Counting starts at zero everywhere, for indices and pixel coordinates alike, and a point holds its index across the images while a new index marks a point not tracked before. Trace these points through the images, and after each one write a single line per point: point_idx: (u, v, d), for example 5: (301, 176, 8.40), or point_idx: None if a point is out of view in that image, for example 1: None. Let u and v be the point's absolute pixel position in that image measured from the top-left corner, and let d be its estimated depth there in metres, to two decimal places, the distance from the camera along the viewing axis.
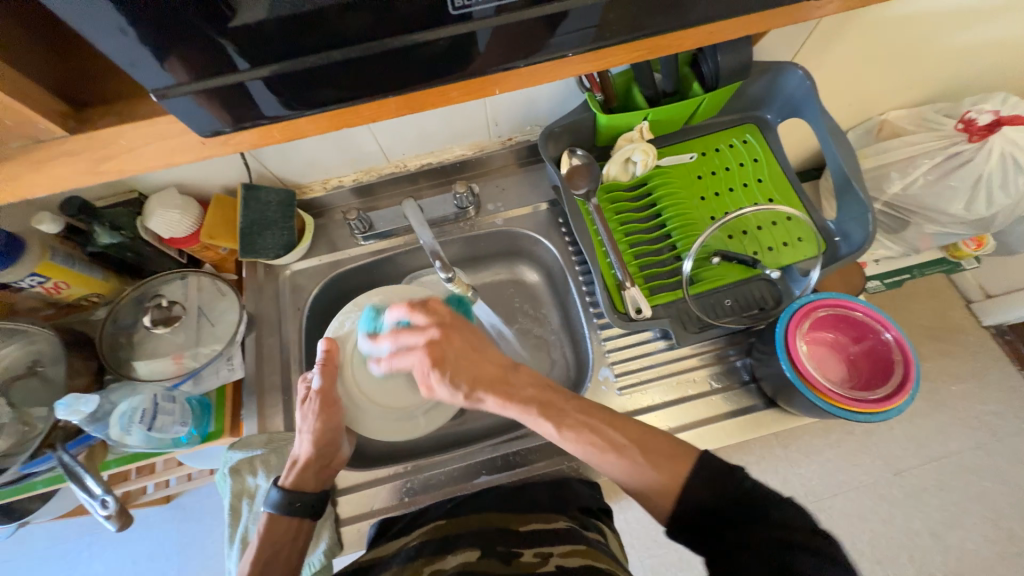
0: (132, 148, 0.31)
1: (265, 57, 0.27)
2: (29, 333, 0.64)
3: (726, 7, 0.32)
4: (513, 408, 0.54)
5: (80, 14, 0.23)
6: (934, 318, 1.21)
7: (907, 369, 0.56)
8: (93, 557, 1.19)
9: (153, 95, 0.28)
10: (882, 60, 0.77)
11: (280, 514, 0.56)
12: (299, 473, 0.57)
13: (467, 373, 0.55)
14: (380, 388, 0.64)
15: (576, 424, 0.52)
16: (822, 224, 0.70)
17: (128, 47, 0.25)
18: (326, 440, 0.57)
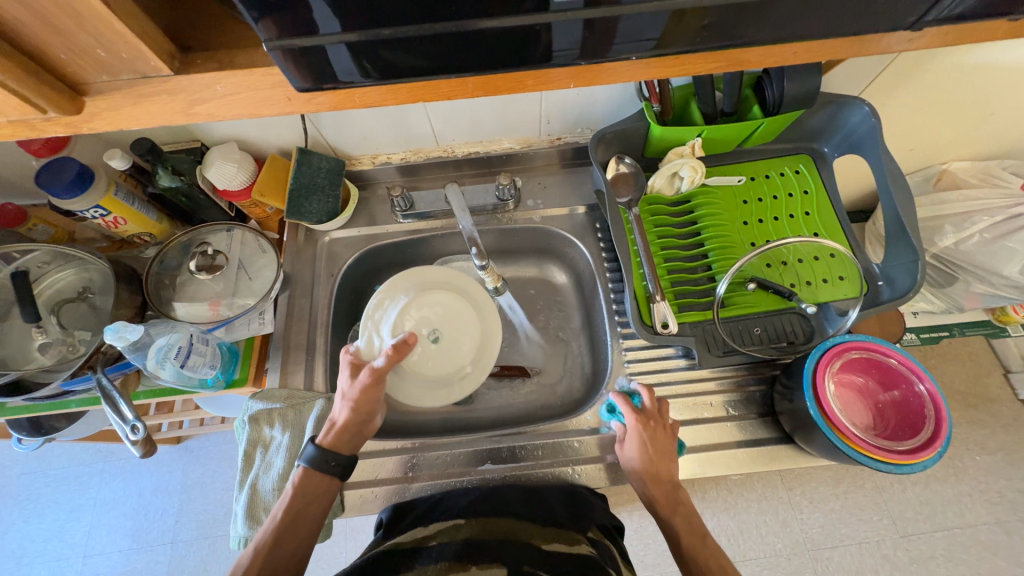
0: (223, 95, 0.33)
1: (361, 25, 0.29)
2: (85, 261, 0.68)
3: (812, 26, 0.32)
4: (676, 499, 0.56)
5: None
6: (968, 383, 1.15)
7: (938, 425, 0.53)
8: (103, 483, 1.25)
9: (264, 41, 0.29)
10: (954, 108, 0.74)
11: (313, 470, 0.55)
12: (336, 433, 0.57)
13: (665, 456, 0.57)
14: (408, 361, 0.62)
15: (702, 537, 0.54)
16: (866, 266, 0.68)
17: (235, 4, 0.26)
18: (363, 411, 0.57)
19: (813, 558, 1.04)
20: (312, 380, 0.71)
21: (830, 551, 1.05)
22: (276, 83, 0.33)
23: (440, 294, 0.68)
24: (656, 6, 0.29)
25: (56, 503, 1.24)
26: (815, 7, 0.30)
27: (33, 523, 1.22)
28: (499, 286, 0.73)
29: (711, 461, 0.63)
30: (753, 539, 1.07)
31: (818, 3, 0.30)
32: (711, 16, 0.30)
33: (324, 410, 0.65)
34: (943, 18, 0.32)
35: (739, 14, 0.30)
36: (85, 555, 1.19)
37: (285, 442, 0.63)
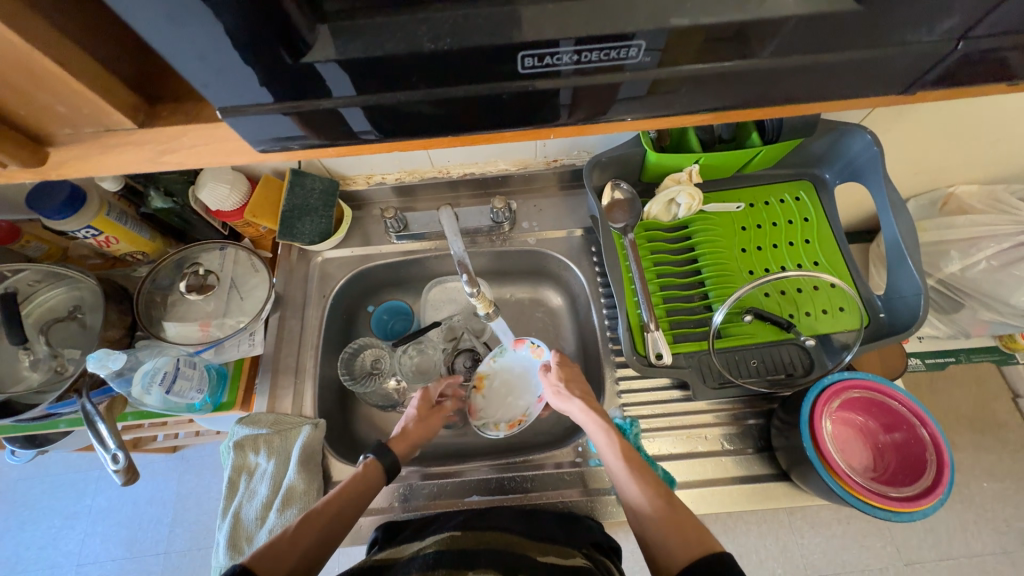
0: (190, 145, 0.35)
1: (355, 88, 0.30)
2: (75, 279, 0.67)
3: (796, 90, 0.33)
4: (596, 423, 0.59)
5: (196, 31, 0.26)
6: (975, 408, 1.13)
7: (940, 472, 0.52)
8: (98, 491, 1.24)
9: (218, 111, 0.32)
10: (958, 134, 0.73)
11: (380, 463, 0.59)
12: (396, 442, 0.64)
13: (577, 385, 0.65)
14: (489, 403, 0.73)
15: (627, 453, 0.55)
16: (868, 297, 0.67)
17: (220, 59, 0.27)
18: (419, 434, 0.65)
19: None
20: (301, 402, 0.70)
21: None
22: (254, 129, 0.33)
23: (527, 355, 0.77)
24: (630, 67, 0.30)
25: (51, 510, 1.23)
26: (795, 75, 0.32)
27: (29, 529, 1.22)
28: (489, 313, 0.70)
29: (705, 497, 0.61)
30: (753, 565, 1.04)
31: (799, 71, 0.31)
32: (691, 84, 0.32)
33: (308, 439, 0.64)
34: (929, 82, 0.33)
35: (721, 82, 0.32)
36: (78, 563, 1.18)
37: (269, 469, 0.62)
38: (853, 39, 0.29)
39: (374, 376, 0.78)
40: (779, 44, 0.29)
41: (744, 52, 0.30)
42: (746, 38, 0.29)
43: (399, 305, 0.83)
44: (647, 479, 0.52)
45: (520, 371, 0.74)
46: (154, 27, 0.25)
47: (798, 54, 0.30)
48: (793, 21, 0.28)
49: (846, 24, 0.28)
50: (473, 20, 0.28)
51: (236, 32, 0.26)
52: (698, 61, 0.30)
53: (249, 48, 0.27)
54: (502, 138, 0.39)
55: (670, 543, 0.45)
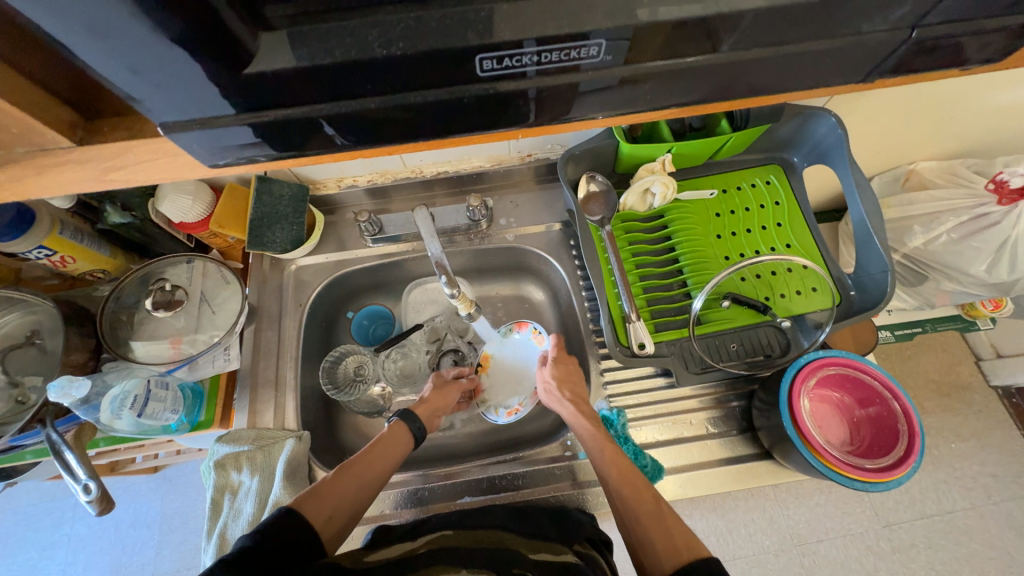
0: (137, 161, 0.35)
1: (302, 98, 0.29)
2: (31, 303, 0.63)
3: (761, 81, 0.33)
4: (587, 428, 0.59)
5: (132, 45, 0.24)
6: (941, 373, 1.18)
7: (911, 441, 0.54)
8: (76, 518, 1.19)
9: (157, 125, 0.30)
10: (916, 112, 0.75)
11: (406, 426, 0.62)
12: (419, 406, 0.66)
13: (568, 385, 0.64)
14: (493, 384, 0.74)
15: (616, 457, 0.55)
16: (839, 276, 0.68)
17: (164, 73, 0.26)
18: (438, 400, 0.67)
19: (800, 553, 1.06)
20: (284, 415, 0.69)
21: (816, 545, 1.06)
22: (208, 141, 0.31)
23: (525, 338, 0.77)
24: (595, 65, 0.30)
25: (26, 542, 1.18)
26: (759, 68, 0.32)
27: (4, 564, 1.17)
28: (471, 313, 0.70)
29: (693, 481, 0.62)
30: (742, 538, 1.07)
31: (763, 63, 0.31)
32: (657, 81, 0.32)
33: (294, 452, 0.63)
34: (887, 71, 0.33)
35: (686, 77, 0.32)
36: None
37: (254, 486, 0.60)
38: (813, 30, 0.30)
39: (357, 384, 0.77)
40: (742, 38, 0.30)
41: (707, 47, 0.30)
42: (709, 32, 0.29)
43: (378, 309, 0.82)
44: (635, 484, 0.53)
45: (523, 356, 0.75)
46: (72, 39, 0.24)
47: (761, 47, 0.30)
48: (754, 14, 0.28)
49: (806, 14, 0.29)
50: (428, 23, 0.27)
51: (180, 39, 0.24)
52: (662, 56, 0.30)
53: (187, 59, 0.25)
54: (471, 141, 0.39)
55: (658, 550, 0.46)
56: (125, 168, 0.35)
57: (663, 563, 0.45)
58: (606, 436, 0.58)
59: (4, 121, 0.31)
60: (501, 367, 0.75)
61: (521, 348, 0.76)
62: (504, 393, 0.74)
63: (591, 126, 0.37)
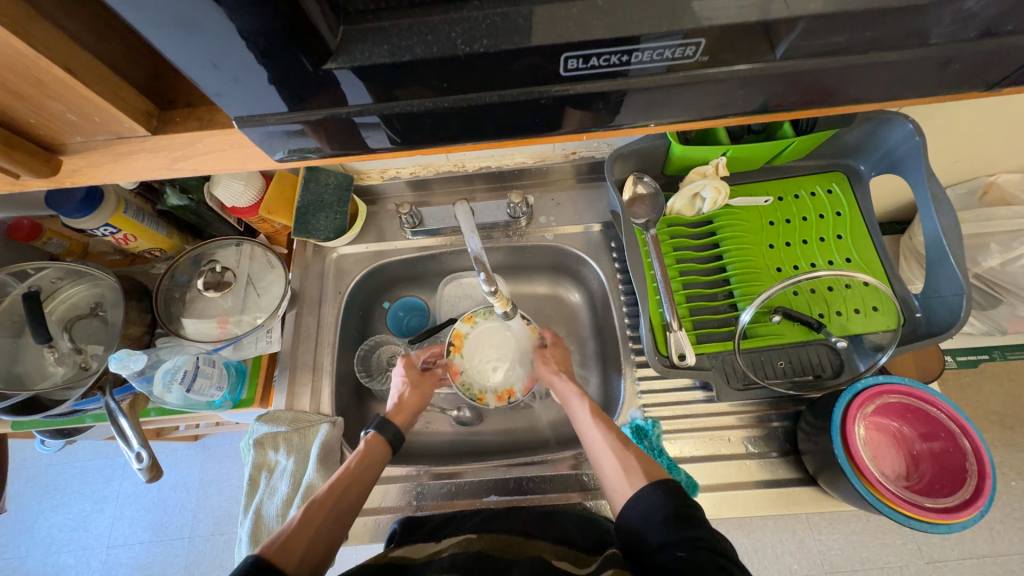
0: (205, 151, 0.36)
1: (375, 96, 0.29)
2: (95, 277, 0.67)
3: (864, 89, 0.31)
4: (570, 392, 0.62)
5: (211, 40, 0.24)
6: (1006, 404, 1.08)
7: (981, 483, 0.50)
8: (124, 476, 1.28)
9: (232, 119, 0.31)
10: (1006, 120, 0.68)
11: (382, 437, 0.60)
12: (396, 412, 0.64)
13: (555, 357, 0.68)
14: (471, 367, 0.70)
15: (593, 408, 0.59)
16: (903, 296, 0.63)
17: (238, 67, 0.26)
18: (416, 401, 0.66)
19: None
20: (318, 400, 0.71)
21: None
22: (275, 133, 0.32)
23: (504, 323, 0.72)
24: (674, 66, 0.28)
25: (80, 494, 1.28)
26: (865, 74, 0.29)
27: (60, 512, 1.27)
28: (508, 312, 0.68)
29: (727, 501, 0.60)
30: (768, 560, 1.03)
31: (861, 68, 0.29)
32: (747, 86, 0.30)
33: (327, 437, 0.64)
34: (1016, 82, 0.31)
35: (779, 81, 0.30)
36: (107, 545, 1.23)
37: (289, 466, 0.63)
38: (938, 32, 0.27)
39: (389, 372, 0.78)
40: (852, 41, 0.27)
41: (809, 51, 0.28)
42: (818, 33, 0.27)
43: (414, 301, 0.82)
44: (608, 426, 0.56)
45: (504, 340, 0.71)
46: (167, 34, 0.24)
47: (874, 50, 0.28)
48: (873, 15, 0.26)
49: (934, 15, 0.26)
50: (518, 20, 0.26)
51: (257, 34, 0.24)
52: (743, 59, 0.28)
53: (271, 53, 0.26)
54: (528, 142, 0.38)
55: (621, 477, 0.50)
56: (195, 157, 0.37)
57: (627, 488, 0.49)
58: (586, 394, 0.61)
59: (90, 109, 0.32)
60: (480, 347, 0.71)
61: (502, 330, 0.71)
62: (487, 375, 0.70)
63: (656, 130, 0.36)
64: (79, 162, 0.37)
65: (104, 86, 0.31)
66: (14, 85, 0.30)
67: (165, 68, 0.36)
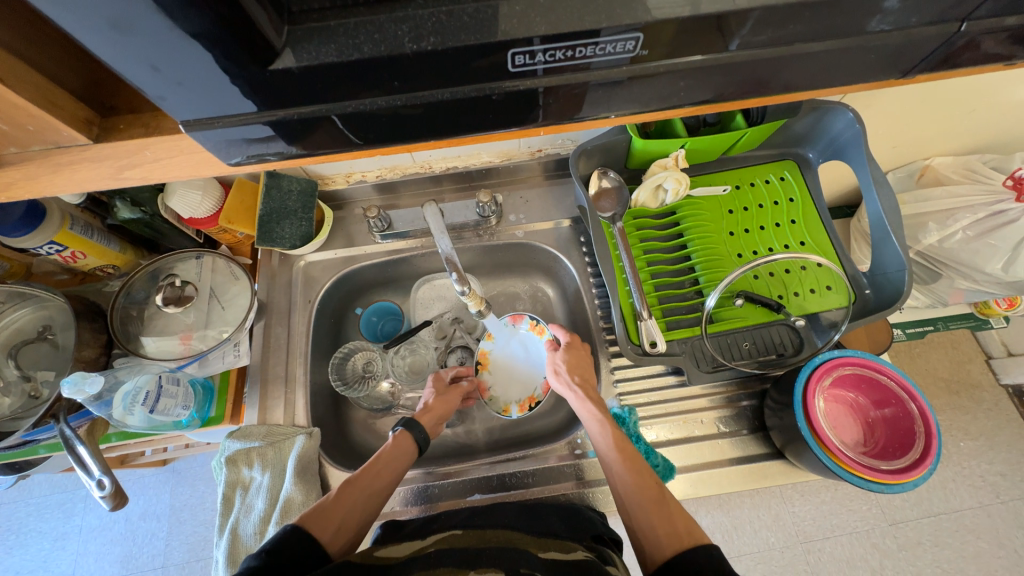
0: (154, 158, 0.35)
1: (325, 96, 0.29)
2: (42, 298, 0.63)
3: (795, 78, 0.33)
4: (596, 421, 0.59)
5: (149, 42, 0.24)
6: (951, 371, 1.17)
7: (928, 442, 0.53)
8: (87, 509, 1.21)
9: (179, 123, 0.30)
10: (934, 107, 0.74)
11: (410, 434, 0.62)
12: (423, 414, 0.66)
13: (579, 371, 0.64)
14: (498, 381, 0.74)
15: (620, 444, 0.56)
16: (853, 275, 0.67)
17: (182, 70, 0.25)
18: (443, 407, 0.68)
19: (806, 550, 1.05)
20: (293, 411, 0.69)
21: (822, 542, 1.06)
22: (224, 138, 0.31)
23: (525, 337, 0.75)
24: (621, 61, 0.29)
25: (38, 533, 1.20)
26: (796, 64, 0.31)
27: (17, 553, 1.18)
28: (482, 310, 0.69)
29: (703, 480, 0.62)
30: (747, 535, 1.07)
31: (792, 59, 0.31)
32: (689, 78, 0.31)
33: (304, 448, 0.63)
34: (929, 69, 0.33)
35: (719, 73, 0.31)
36: None
37: (265, 482, 0.61)
38: (855, 24, 0.29)
39: (367, 380, 0.77)
40: (779, 34, 0.29)
41: (743, 45, 0.30)
42: (750, 28, 0.28)
43: (388, 305, 0.81)
44: (639, 470, 0.53)
45: (522, 350, 0.75)
46: (101, 35, 0.23)
47: (800, 42, 0.30)
48: (798, 9, 0.27)
49: (849, 9, 0.28)
50: (467, 16, 0.27)
51: (197, 34, 0.24)
52: (685, 53, 0.30)
53: (212, 54, 0.25)
54: (489, 139, 0.39)
55: (657, 536, 0.47)
56: (142, 165, 0.35)
57: (665, 548, 0.45)
58: (612, 425, 0.58)
59: (23, 118, 0.31)
60: (507, 363, 0.75)
61: (524, 344, 0.75)
62: (518, 389, 0.73)
63: (609, 123, 0.37)
64: (15, 176, 0.35)
65: (36, 93, 0.30)
66: None
67: (106, 74, 0.35)
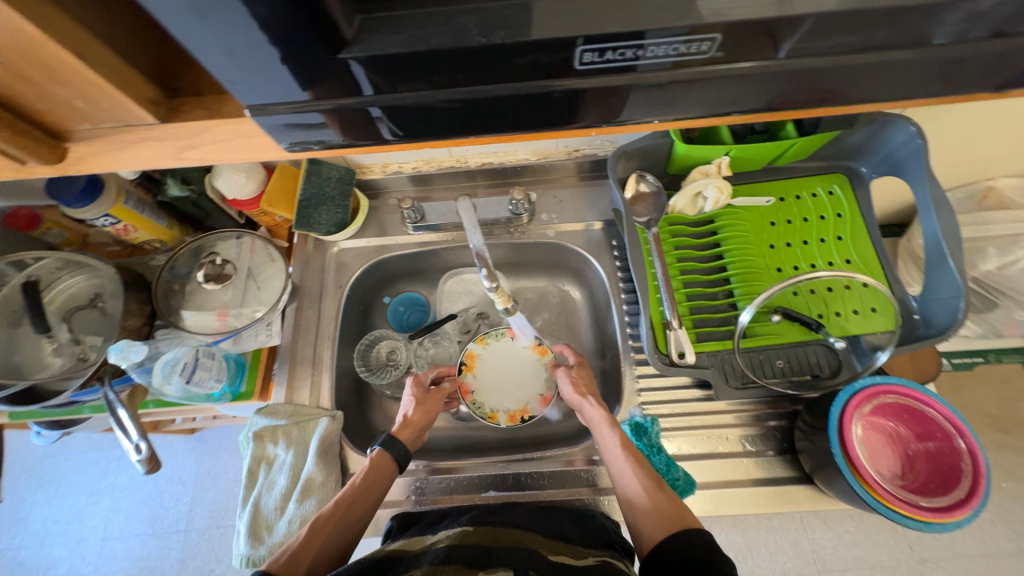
0: (212, 140, 0.36)
1: (385, 87, 0.29)
2: (95, 267, 0.67)
3: (868, 87, 0.31)
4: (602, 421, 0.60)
5: (224, 28, 0.24)
6: (999, 407, 1.09)
7: (975, 483, 0.50)
8: (121, 468, 1.28)
9: (244, 107, 0.31)
10: (1007, 125, 0.68)
11: (388, 453, 0.60)
12: (402, 429, 0.64)
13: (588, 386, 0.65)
14: (483, 386, 0.71)
15: (625, 441, 0.57)
16: (902, 298, 0.64)
17: (254, 55, 0.26)
18: (422, 419, 0.66)
19: None
20: (318, 393, 0.71)
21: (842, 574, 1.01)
22: (285, 124, 0.32)
23: (520, 348, 0.73)
24: (688, 62, 0.28)
25: (76, 486, 1.27)
26: (871, 73, 0.29)
27: (55, 503, 1.26)
28: (508, 308, 0.68)
29: (724, 498, 0.60)
30: (762, 558, 1.04)
31: (868, 67, 0.29)
32: (754, 82, 0.30)
33: (327, 430, 0.64)
34: (1020, 83, 0.31)
35: (786, 79, 0.30)
36: (103, 537, 1.22)
37: (288, 459, 0.63)
38: (946, 31, 0.27)
39: (389, 368, 0.78)
40: (857, 40, 0.27)
41: (818, 50, 0.28)
42: (826, 33, 0.27)
43: (414, 296, 0.83)
44: (641, 463, 0.55)
45: (514, 359, 0.72)
46: (180, 20, 0.24)
47: (880, 49, 0.28)
48: (881, 14, 0.26)
49: (941, 15, 0.26)
50: (529, 12, 0.26)
51: (267, 21, 0.24)
52: (752, 57, 0.28)
53: (280, 42, 0.25)
54: (534, 136, 0.38)
55: (652, 524, 0.49)
56: (201, 146, 0.36)
57: (659, 530, 0.48)
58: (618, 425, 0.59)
59: (98, 96, 0.32)
60: (496, 369, 0.72)
61: (517, 355, 0.72)
62: (505, 397, 0.70)
63: (660, 126, 0.36)
64: (85, 150, 0.37)
65: (111, 72, 0.31)
66: (22, 70, 0.30)
67: (173, 57, 0.36)
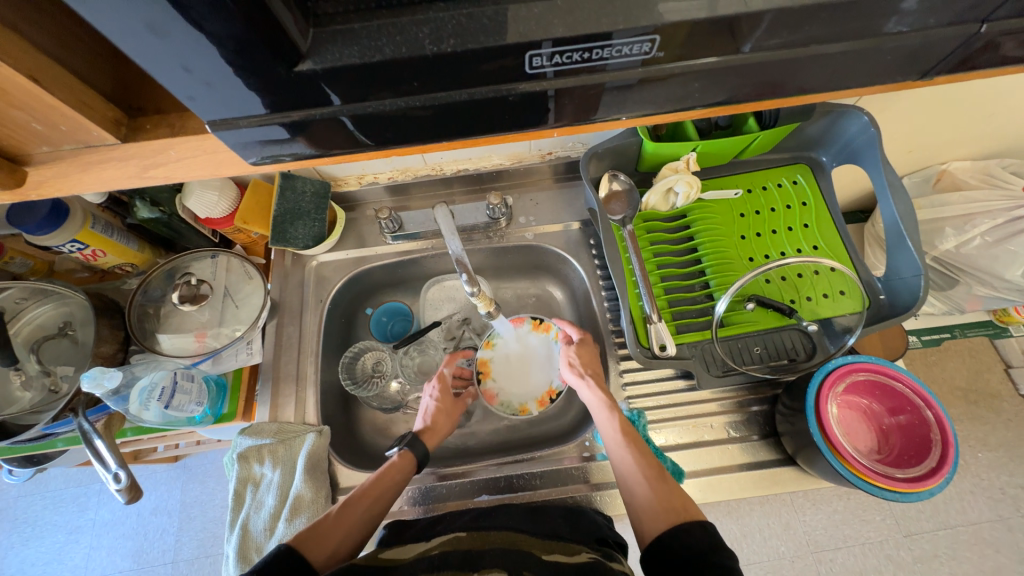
0: (178, 158, 0.36)
1: (346, 98, 0.30)
2: (63, 295, 0.65)
3: (810, 79, 0.33)
4: (602, 404, 0.60)
5: (177, 45, 0.25)
6: (970, 380, 1.14)
7: (945, 451, 0.52)
8: (101, 503, 1.23)
9: (204, 123, 0.31)
10: (952, 111, 0.72)
11: (411, 454, 0.61)
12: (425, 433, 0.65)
13: (591, 365, 0.65)
14: (505, 386, 0.72)
15: (625, 428, 0.57)
16: (868, 280, 0.67)
17: (211, 71, 0.26)
18: (445, 423, 0.67)
19: (817, 560, 1.03)
20: (303, 410, 0.70)
21: (833, 553, 1.04)
22: (248, 138, 0.32)
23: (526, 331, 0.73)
24: (639, 63, 0.30)
25: (53, 525, 1.22)
26: (811, 66, 0.31)
27: (32, 545, 1.21)
28: (491, 312, 0.69)
29: (712, 485, 0.62)
30: (757, 544, 1.05)
31: (808, 60, 0.31)
32: (704, 79, 0.32)
33: (314, 446, 0.64)
34: (947, 70, 0.33)
35: (733, 74, 0.31)
36: None
37: (275, 478, 0.62)
38: (874, 24, 0.29)
39: (375, 380, 0.78)
40: (794, 36, 0.29)
41: (759, 47, 0.30)
42: (767, 28, 0.28)
43: (398, 306, 0.83)
44: (640, 451, 0.55)
45: (527, 350, 0.73)
46: (135, 36, 0.24)
47: (816, 43, 0.30)
48: (812, 12, 0.28)
49: (867, 10, 0.28)
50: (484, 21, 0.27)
51: (223, 37, 0.25)
52: (699, 56, 0.30)
53: (236, 57, 0.26)
54: (501, 140, 0.39)
55: (654, 513, 0.49)
56: (167, 165, 0.36)
57: (659, 522, 0.47)
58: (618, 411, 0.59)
59: (57, 118, 0.32)
60: (511, 368, 0.73)
61: (527, 343, 0.73)
62: (530, 389, 0.71)
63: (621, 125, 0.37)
64: (46, 174, 0.36)
65: (69, 94, 0.31)
66: None
67: (133, 76, 0.36)
